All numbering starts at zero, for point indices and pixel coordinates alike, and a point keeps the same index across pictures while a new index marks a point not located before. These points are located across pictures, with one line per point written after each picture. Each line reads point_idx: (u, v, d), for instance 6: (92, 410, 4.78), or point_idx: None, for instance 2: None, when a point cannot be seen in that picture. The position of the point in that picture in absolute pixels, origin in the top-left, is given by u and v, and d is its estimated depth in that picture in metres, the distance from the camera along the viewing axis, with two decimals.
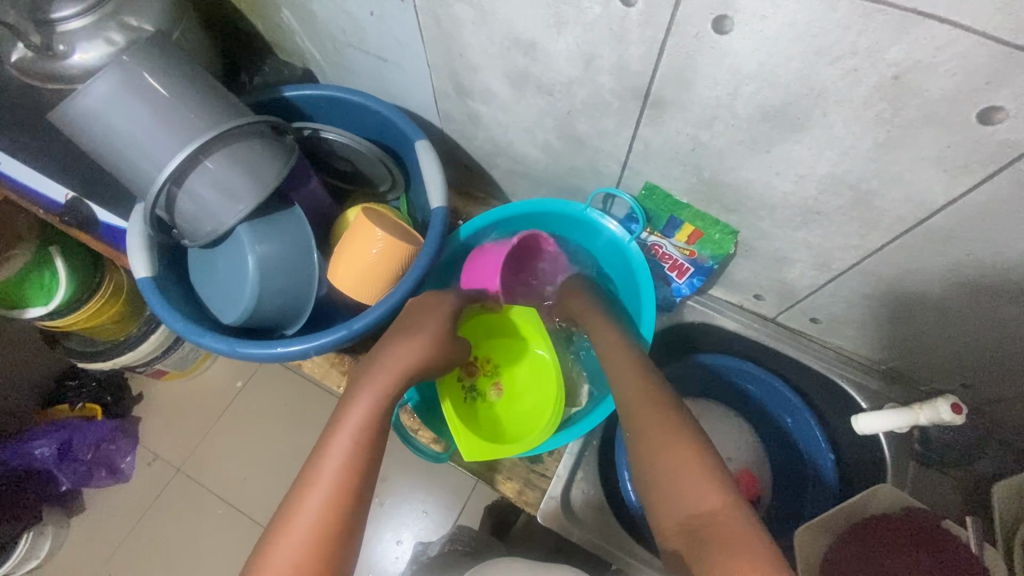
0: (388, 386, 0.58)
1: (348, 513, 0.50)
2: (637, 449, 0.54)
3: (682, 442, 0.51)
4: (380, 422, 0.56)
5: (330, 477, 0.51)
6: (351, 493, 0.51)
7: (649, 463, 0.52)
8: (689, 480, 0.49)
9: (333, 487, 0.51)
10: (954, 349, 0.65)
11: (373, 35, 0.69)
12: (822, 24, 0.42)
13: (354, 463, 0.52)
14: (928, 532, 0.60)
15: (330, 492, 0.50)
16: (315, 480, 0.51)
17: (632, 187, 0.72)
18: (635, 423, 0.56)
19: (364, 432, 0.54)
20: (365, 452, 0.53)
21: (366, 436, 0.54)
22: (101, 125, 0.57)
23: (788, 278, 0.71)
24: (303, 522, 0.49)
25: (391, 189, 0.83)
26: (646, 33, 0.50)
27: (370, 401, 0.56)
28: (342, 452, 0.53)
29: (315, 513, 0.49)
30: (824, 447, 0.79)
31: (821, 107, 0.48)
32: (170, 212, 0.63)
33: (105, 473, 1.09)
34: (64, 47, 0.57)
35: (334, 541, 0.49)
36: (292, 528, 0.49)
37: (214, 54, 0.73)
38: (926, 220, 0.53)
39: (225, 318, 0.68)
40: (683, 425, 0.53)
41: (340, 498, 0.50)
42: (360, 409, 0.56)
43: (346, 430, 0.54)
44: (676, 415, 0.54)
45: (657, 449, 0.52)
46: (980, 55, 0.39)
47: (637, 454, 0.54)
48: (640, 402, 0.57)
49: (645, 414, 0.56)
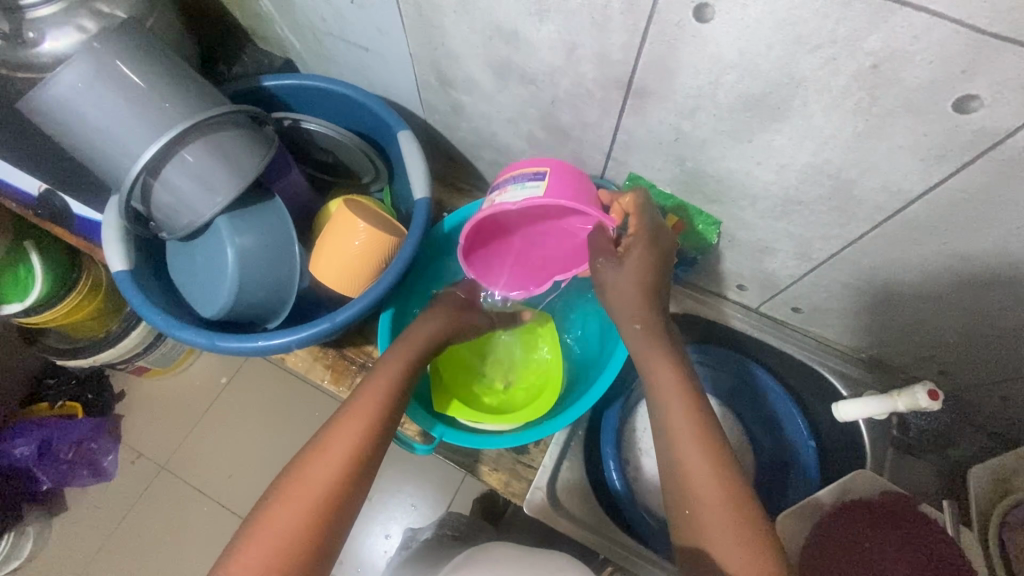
0: (410, 359, 0.61)
1: (361, 473, 0.53)
2: (678, 490, 0.52)
3: (724, 510, 0.50)
4: (402, 393, 0.59)
5: (341, 460, 0.52)
6: (370, 452, 0.54)
7: (680, 488, 0.52)
8: (734, 555, 0.48)
9: (340, 468, 0.52)
10: (933, 337, 0.66)
11: (354, 23, 0.68)
12: (801, 12, 0.42)
13: (375, 427, 0.55)
14: (908, 511, 0.62)
15: (351, 447, 0.53)
16: (337, 436, 0.53)
17: (615, 178, 0.72)
18: (673, 450, 0.54)
19: (376, 422, 0.55)
20: (384, 419, 0.56)
21: (388, 405, 0.57)
22: (70, 115, 0.55)
23: (769, 268, 0.71)
24: (321, 476, 0.51)
25: (374, 180, 0.82)
26: (628, 22, 0.49)
27: (382, 390, 0.58)
28: (352, 437, 0.54)
29: (335, 468, 0.52)
30: (806, 435, 0.80)
31: (800, 96, 0.48)
32: (146, 204, 0.62)
33: (87, 472, 1.07)
34: (34, 35, 0.55)
35: (331, 521, 0.49)
36: (311, 477, 0.51)
37: (190, 43, 0.72)
38: (903, 210, 0.54)
39: (204, 313, 0.67)
40: (720, 481, 0.51)
41: (346, 482, 0.51)
42: (383, 380, 0.59)
43: (371, 393, 0.57)
44: (716, 464, 0.52)
45: (701, 506, 0.51)
46: (955, 43, 0.39)
47: (678, 502, 0.52)
48: (685, 439, 0.53)
49: (690, 459, 0.52)
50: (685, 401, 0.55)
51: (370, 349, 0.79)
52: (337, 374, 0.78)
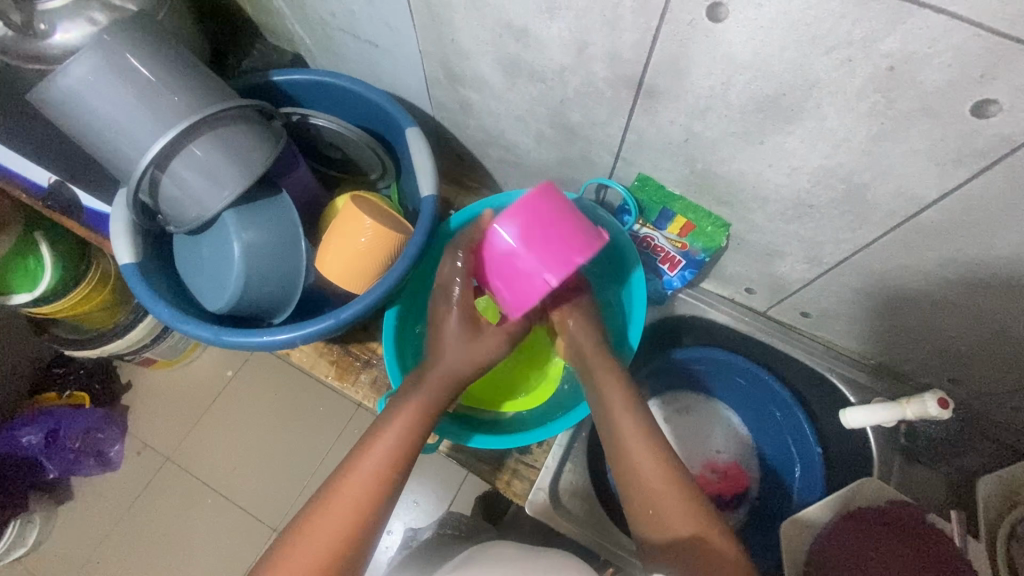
0: (433, 389, 0.58)
1: (379, 510, 0.52)
2: (668, 496, 0.52)
3: (692, 524, 0.51)
4: (425, 424, 0.57)
5: (336, 530, 0.50)
6: (387, 487, 0.53)
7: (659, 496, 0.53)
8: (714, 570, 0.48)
9: (356, 509, 0.51)
10: (945, 345, 0.65)
11: (364, 19, 0.68)
12: (817, 12, 0.41)
13: (394, 464, 0.54)
14: (913, 520, 0.61)
15: (368, 486, 0.52)
16: (353, 474, 0.53)
17: (624, 178, 0.71)
18: (637, 468, 0.55)
19: (374, 489, 0.52)
20: (404, 451, 0.55)
21: (408, 439, 0.55)
22: (79, 105, 0.55)
23: (779, 272, 0.70)
24: (337, 516, 0.50)
25: (381, 177, 0.82)
26: (640, 21, 0.49)
27: (394, 435, 0.55)
28: (361, 488, 0.52)
29: (351, 508, 0.51)
30: (813, 442, 0.78)
31: (814, 98, 0.47)
32: (154, 196, 0.62)
33: (93, 461, 1.08)
34: (45, 26, 0.56)
35: None
36: (326, 519, 0.50)
37: (200, 36, 0.72)
38: (916, 215, 0.53)
39: (211, 306, 0.67)
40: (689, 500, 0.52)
41: (355, 530, 0.50)
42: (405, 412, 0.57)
43: (391, 425, 0.56)
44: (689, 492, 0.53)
45: (669, 522, 0.51)
46: (974, 47, 0.39)
47: (648, 518, 0.53)
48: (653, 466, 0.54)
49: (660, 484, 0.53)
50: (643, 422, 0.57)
51: (374, 346, 0.80)
52: (342, 370, 0.78)
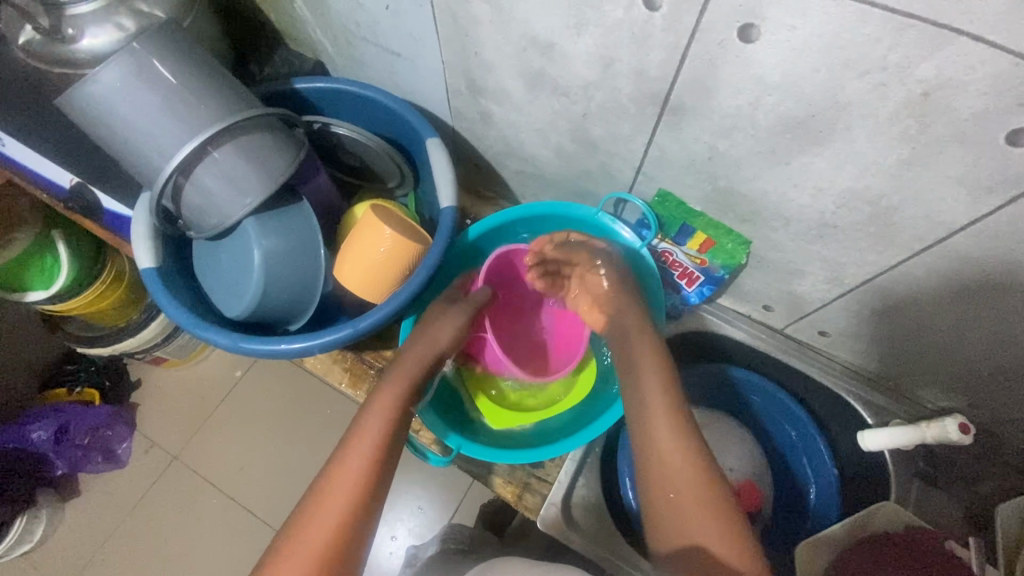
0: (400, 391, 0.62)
1: (365, 506, 0.52)
2: (689, 491, 0.53)
3: (712, 523, 0.51)
4: (396, 425, 0.59)
5: (324, 531, 0.50)
6: (370, 485, 0.54)
7: (682, 493, 0.53)
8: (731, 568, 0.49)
9: (341, 507, 0.51)
10: (966, 369, 0.65)
11: (389, 30, 0.68)
12: (851, 36, 0.41)
13: (371, 464, 0.55)
14: (927, 545, 0.60)
15: (351, 486, 0.53)
16: (337, 476, 0.54)
17: (644, 194, 0.71)
18: (660, 459, 0.55)
19: (349, 506, 0.52)
20: (379, 453, 0.56)
21: (383, 438, 0.57)
22: (105, 113, 0.56)
23: (798, 290, 0.70)
24: (325, 517, 0.51)
25: (400, 185, 0.82)
26: (668, 39, 0.49)
27: (371, 435, 0.57)
28: (346, 488, 0.53)
29: (338, 508, 0.51)
30: (830, 463, 0.77)
31: (843, 121, 0.47)
32: (176, 203, 0.62)
33: (101, 458, 1.08)
34: (73, 31, 0.56)
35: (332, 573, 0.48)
36: (315, 520, 0.50)
37: (224, 42, 0.72)
38: (944, 239, 0.52)
39: (229, 312, 0.67)
40: (713, 499, 0.52)
41: (344, 529, 0.50)
42: (376, 415, 0.59)
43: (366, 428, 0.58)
44: (712, 492, 0.53)
45: (689, 525, 0.52)
46: (1012, 76, 0.38)
47: (664, 504, 0.54)
48: (678, 464, 0.54)
49: (683, 479, 0.54)
50: (668, 418, 0.57)
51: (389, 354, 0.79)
52: (355, 379, 0.78)
